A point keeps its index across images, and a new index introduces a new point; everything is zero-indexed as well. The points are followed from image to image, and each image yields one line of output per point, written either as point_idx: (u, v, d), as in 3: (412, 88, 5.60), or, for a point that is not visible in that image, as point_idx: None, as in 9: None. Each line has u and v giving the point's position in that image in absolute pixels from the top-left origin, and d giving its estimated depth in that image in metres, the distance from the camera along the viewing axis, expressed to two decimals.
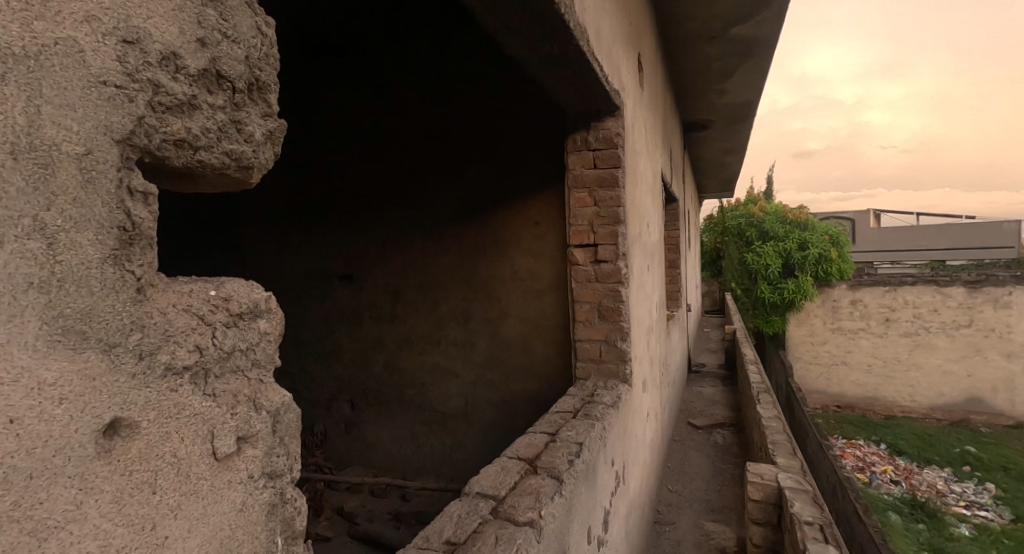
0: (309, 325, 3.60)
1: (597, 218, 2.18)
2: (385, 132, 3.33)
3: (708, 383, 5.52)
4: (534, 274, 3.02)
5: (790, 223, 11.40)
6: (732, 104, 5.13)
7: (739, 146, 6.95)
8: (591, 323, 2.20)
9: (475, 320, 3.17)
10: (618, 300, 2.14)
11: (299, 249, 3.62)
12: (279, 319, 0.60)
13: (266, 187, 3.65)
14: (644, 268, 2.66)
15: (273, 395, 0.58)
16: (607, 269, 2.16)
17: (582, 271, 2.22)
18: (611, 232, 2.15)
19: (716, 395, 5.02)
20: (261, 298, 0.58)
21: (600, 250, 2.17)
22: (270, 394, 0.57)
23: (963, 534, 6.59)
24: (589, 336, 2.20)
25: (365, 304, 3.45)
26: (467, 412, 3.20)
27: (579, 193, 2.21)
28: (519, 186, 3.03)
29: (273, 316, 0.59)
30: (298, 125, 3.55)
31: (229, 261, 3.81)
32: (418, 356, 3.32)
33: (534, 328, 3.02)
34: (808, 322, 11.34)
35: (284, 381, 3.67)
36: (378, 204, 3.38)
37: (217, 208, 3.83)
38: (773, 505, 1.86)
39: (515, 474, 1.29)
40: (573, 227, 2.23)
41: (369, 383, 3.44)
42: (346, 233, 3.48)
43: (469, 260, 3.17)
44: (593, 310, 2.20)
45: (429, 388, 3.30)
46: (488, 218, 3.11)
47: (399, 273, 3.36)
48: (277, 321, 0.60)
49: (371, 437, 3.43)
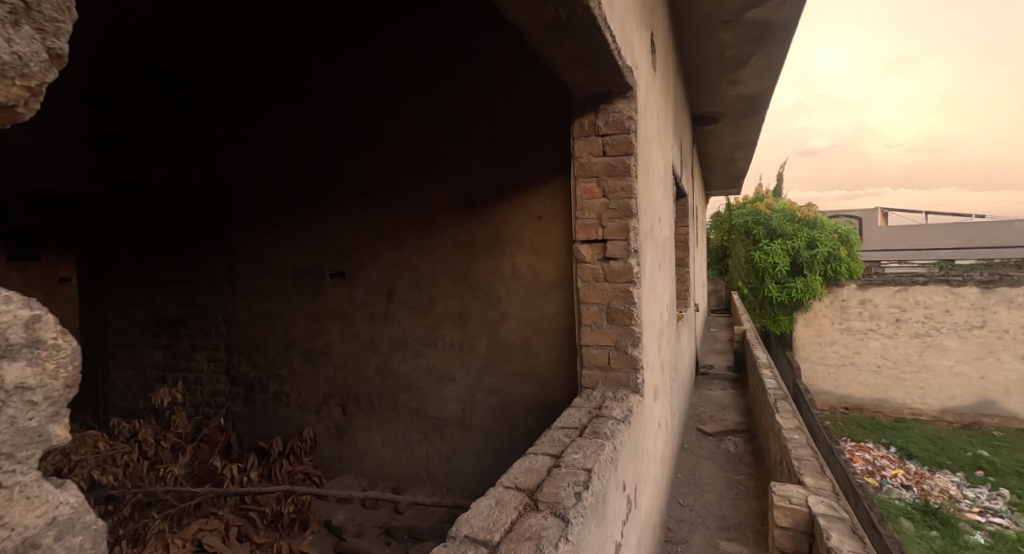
0: (298, 325, 3.41)
1: (605, 211, 1.97)
2: (381, 120, 3.15)
3: (717, 387, 5.30)
4: (536, 272, 2.82)
5: (798, 221, 11.17)
6: (745, 95, 4.90)
7: (749, 141, 6.73)
8: (598, 326, 2.00)
9: (473, 321, 2.97)
10: (628, 303, 1.94)
11: (289, 245, 3.42)
12: (60, 371, 0.45)
13: (256, 180, 3.47)
14: (655, 266, 2.46)
15: (29, 499, 0.41)
16: (616, 268, 1.96)
17: (589, 270, 2.02)
18: (621, 227, 1.94)
19: (726, 399, 4.80)
20: (18, 328, 0.41)
21: (608, 246, 1.97)
22: (24, 500, 0.41)
23: (978, 542, 6.35)
24: (596, 341, 2.00)
25: (357, 303, 3.26)
26: (465, 419, 3.01)
27: (586, 183, 2.01)
28: (521, 178, 2.83)
29: (46, 359, 0.43)
30: (291, 113, 3.37)
31: (216, 257, 3.62)
32: (412, 359, 3.12)
33: (536, 329, 2.82)
34: (816, 322, 11.13)
35: (273, 383, 3.48)
36: (372, 196, 3.19)
37: (203, 202, 3.66)
38: (803, 533, 1.68)
39: (511, 511, 1.09)
40: (579, 221, 2.03)
41: (361, 386, 3.25)
42: (338, 227, 3.29)
43: (467, 257, 2.97)
44: (600, 313, 2.00)
45: (425, 392, 3.10)
46: (487, 213, 2.92)
47: (393, 270, 3.16)
48: (50, 372, 0.44)
49: (363, 444, 3.24)
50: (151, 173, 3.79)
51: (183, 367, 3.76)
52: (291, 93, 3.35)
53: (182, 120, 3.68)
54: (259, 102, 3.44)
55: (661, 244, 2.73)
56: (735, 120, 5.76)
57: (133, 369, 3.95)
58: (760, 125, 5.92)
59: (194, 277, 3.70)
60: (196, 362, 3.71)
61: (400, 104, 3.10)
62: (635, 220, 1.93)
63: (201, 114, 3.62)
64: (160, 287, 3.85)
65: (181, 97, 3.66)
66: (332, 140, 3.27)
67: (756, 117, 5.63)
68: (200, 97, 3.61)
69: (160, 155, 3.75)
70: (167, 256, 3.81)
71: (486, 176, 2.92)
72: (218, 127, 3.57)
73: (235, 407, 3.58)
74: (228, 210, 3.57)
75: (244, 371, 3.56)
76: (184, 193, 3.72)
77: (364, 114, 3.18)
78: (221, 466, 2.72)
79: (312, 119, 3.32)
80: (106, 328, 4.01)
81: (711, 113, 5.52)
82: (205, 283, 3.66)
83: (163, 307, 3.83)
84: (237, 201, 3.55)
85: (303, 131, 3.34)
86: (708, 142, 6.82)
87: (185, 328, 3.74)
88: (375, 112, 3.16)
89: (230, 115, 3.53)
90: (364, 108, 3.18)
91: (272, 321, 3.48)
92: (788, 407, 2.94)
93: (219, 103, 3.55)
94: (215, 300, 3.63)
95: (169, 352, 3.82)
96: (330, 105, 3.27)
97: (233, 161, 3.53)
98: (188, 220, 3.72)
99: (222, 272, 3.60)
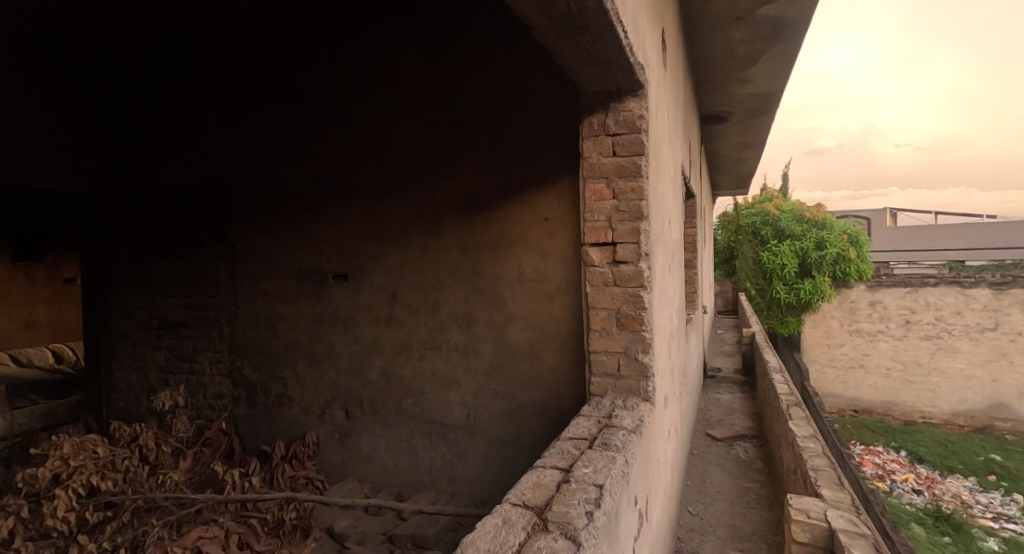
0: (301, 327, 3.36)
1: (616, 213, 1.91)
2: (386, 120, 3.10)
3: (725, 390, 5.22)
4: (543, 275, 2.76)
5: (807, 221, 11.05)
6: (754, 94, 4.82)
7: (757, 141, 6.63)
8: (608, 332, 1.94)
9: (479, 325, 2.92)
10: (639, 309, 1.88)
11: (292, 246, 3.38)
12: None
13: (259, 180, 3.44)
14: (666, 268, 2.39)
15: None
16: (626, 272, 1.90)
17: (598, 274, 1.96)
18: (631, 230, 1.88)
19: (735, 403, 4.72)
20: None
21: (618, 249, 1.91)
22: None
23: (992, 549, 6.22)
24: (605, 347, 1.94)
25: (361, 306, 3.21)
26: (470, 424, 2.95)
27: (595, 184, 1.95)
28: (528, 179, 2.78)
29: None
30: (295, 112, 3.33)
31: (218, 258, 3.59)
32: (417, 363, 3.07)
33: (542, 333, 2.77)
34: (824, 323, 11.00)
35: (276, 386, 3.44)
36: (376, 197, 3.14)
37: (206, 202, 3.62)
38: (821, 549, 1.63)
39: (520, 531, 1.03)
40: (588, 224, 1.97)
41: (365, 390, 3.20)
42: (342, 228, 3.24)
43: (472, 259, 2.92)
44: (610, 318, 1.94)
45: (429, 397, 3.05)
46: (493, 214, 2.87)
47: (397, 272, 3.11)
48: None
49: (367, 448, 3.19)
50: (154, 173, 3.76)
51: (186, 370, 3.72)
52: (294, 92, 3.31)
53: (185, 120, 3.64)
54: (262, 101, 3.40)
55: (671, 246, 2.67)
56: (743, 119, 5.67)
57: (136, 371, 3.91)
58: (769, 124, 5.84)
59: (197, 278, 3.67)
60: (199, 364, 3.67)
61: (404, 104, 3.05)
62: (646, 222, 1.87)
63: (204, 113, 3.58)
64: (162, 288, 3.81)
65: (184, 96, 3.63)
66: (336, 140, 3.22)
67: (765, 116, 5.54)
68: (203, 97, 3.58)
69: (163, 155, 3.73)
70: (170, 256, 3.78)
71: (492, 177, 2.87)
72: (221, 127, 3.53)
73: (238, 410, 3.54)
74: (230, 211, 3.53)
75: (247, 374, 3.52)
76: (187, 193, 3.69)
77: (368, 114, 3.14)
78: (222, 472, 2.65)
79: (315, 119, 3.28)
80: (108, 329, 3.98)
81: (719, 112, 5.44)
82: (208, 284, 3.62)
83: (166, 309, 3.80)
84: (240, 201, 3.51)
85: (307, 131, 3.30)
86: (716, 142, 6.73)
87: (188, 330, 3.71)
88: (379, 111, 3.11)
89: (234, 115, 3.49)
90: (368, 107, 3.14)
91: (275, 323, 3.43)
92: (801, 414, 2.87)
93: (222, 102, 3.52)
94: (218, 302, 3.59)
95: (172, 354, 3.78)
96: (334, 104, 3.22)
97: (236, 161, 3.50)
98: (191, 220, 3.69)
99: (225, 274, 3.56)
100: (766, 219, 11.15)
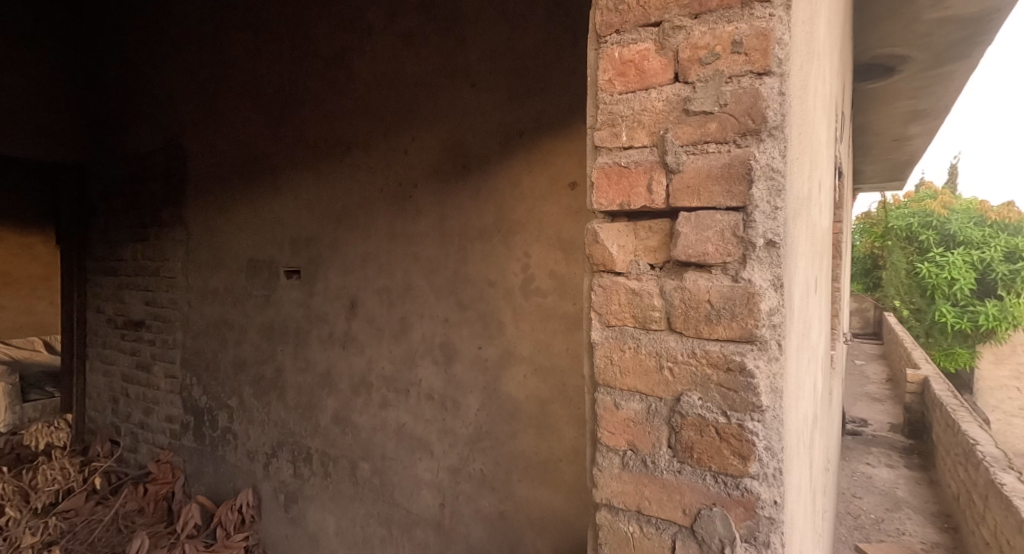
0: (249, 341, 2.43)
1: (682, 116, 0.67)
2: (351, 38, 2.08)
3: (877, 461, 3.52)
4: (564, 286, 1.57)
5: (989, 225, 8.46)
6: (955, 18, 3.12)
7: (936, 108, 4.74)
8: (646, 464, 0.70)
9: (462, 362, 1.77)
10: (736, 411, 0.62)
11: (241, 227, 2.46)
12: None
13: (215, 140, 2.58)
14: (810, 282, 1.11)
15: None
16: (705, 294, 0.65)
17: (626, 294, 0.72)
18: (721, 171, 0.63)
19: (899, 490, 3.08)
20: None
21: (682, 228, 0.66)
22: None
23: None
24: (631, 501, 0.71)
25: (314, 317, 2.20)
26: (444, 521, 1.82)
27: (624, 45, 0.71)
28: (546, 116, 1.61)
29: None
30: (252, 44, 2.43)
31: (173, 241, 2.80)
32: (377, 412, 2.00)
33: (557, 388, 1.57)
34: (1013, 360, 8.30)
35: (222, 418, 2.55)
36: (334, 156, 2.12)
37: (164, 173, 2.84)
38: None
39: None
40: (604, 158, 0.73)
41: (315, 440, 2.19)
42: (295, 205, 2.26)
43: (456, 254, 1.79)
44: (650, 424, 0.69)
45: (391, 466, 1.96)
46: (491, 178, 1.72)
47: (357, 270, 2.05)
48: None
49: (314, 525, 2.19)
50: (123, 137, 3.05)
51: (143, 382, 2.97)
52: (253, 18, 2.42)
53: (151, 68, 2.90)
54: (222, 35, 2.56)
55: (820, 239, 1.36)
56: (924, 70, 3.90)
57: (103, 376, 3.24)
58: (965, 77, 3.98)
59: (155, 267, 2.90)
60: (154, 377, 2.90)
61: (374, 14, 2.01)
62: (779, 146, 0.61)
63: (167, 57, 2.81)
64: (126, 278, 3.10)
65: (152, 38, 2.90)
66: (296, 81, 2.27)
67: (962, 62, 3.73)
68: (169, 37, 2.81)
69: (129, 114, 3.01)
70: (133, 240, 3.04)
71: (491, 116, 1.72)
72: (184, 73, 2.73)
73: (185, 442, 2.71)
74: (185, 182, 2.72)
75: (195, 395, 2.68)
76: (151, 160, 2.91)
77: (331, 32, 2.14)
78: None
79: (272, 50, 2.35)
80: (82, 323, 3.36)
81: (888, 58, 3.72)
82: (165, 276, 2.84)
83: (130, 305, 3.08)
84: (194, 169, 2.68)
85: (264, 70, 2.38)
86: (872, 111, 4.90)
87: (147, 333, 2.97)
88: (345, 30, 2.10)
89: (196, 57, 2.67)
90: (331, 22, 2.14)
91: (223, 332, 2.55)
92: None
93: (185, 41, 2.73)
94: (173, 299, 2.80)
95: (131, 359, 3.06)
96: (295, 27, 2.27)
97: (194, 116, 2.67)
98: (152, 195, 2.92)
99: (180, 264, 2.76)
100: (929, 221, 8.73)
